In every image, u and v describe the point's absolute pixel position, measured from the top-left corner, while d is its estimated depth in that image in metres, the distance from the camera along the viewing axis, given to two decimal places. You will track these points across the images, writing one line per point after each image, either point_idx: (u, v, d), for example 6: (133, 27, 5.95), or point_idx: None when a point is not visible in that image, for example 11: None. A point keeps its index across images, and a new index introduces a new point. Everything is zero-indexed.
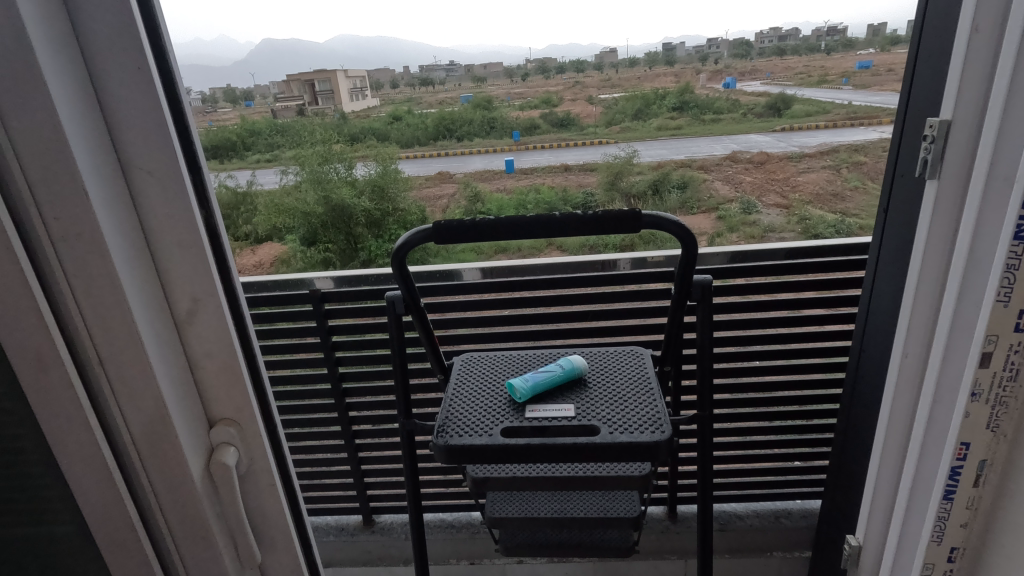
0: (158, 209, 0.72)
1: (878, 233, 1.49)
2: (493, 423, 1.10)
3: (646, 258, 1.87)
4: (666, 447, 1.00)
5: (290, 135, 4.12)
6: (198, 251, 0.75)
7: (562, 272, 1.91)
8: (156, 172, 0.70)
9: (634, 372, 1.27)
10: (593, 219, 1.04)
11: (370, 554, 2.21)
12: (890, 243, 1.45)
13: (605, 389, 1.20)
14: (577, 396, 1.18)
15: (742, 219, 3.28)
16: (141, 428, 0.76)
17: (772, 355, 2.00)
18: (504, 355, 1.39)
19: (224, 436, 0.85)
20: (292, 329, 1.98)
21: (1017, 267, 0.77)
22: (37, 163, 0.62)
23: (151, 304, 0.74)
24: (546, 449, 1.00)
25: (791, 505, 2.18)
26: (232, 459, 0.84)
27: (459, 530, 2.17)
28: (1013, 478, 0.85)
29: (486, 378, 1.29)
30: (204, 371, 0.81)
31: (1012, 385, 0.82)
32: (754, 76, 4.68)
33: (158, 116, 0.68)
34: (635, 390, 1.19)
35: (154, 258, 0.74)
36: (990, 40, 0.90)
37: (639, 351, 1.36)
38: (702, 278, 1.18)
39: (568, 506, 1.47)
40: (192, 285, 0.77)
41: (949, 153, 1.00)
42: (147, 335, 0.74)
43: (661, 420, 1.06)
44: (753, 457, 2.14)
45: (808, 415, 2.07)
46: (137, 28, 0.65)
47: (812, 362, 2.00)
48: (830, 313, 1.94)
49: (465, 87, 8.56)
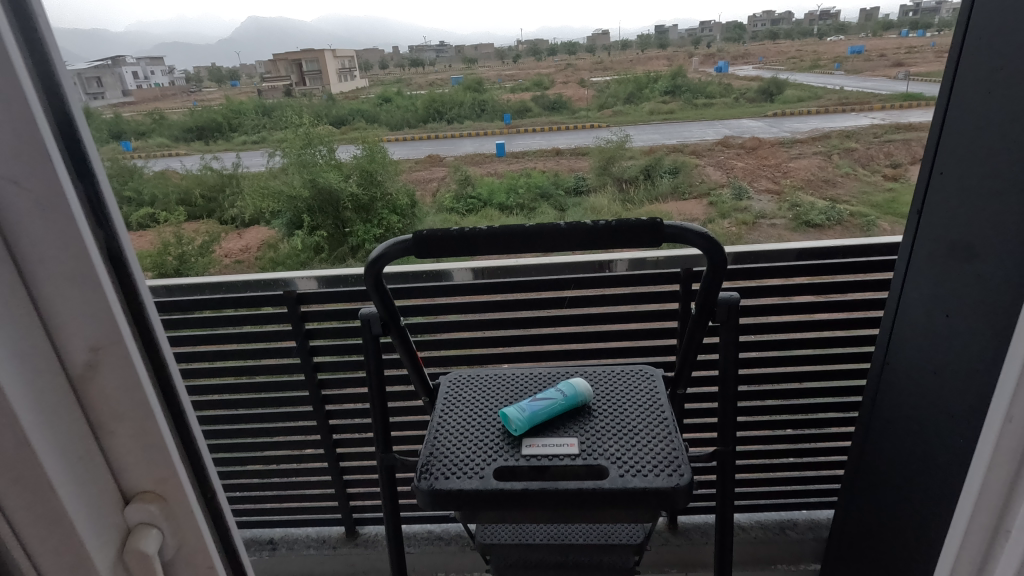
0: (17, 208, 0.52)
1: (909, 241, 1.35)
2: (485, 462, 1.05)
3: (643, 258, 1.82)
4: (682, 492, 0.96)
5: (275, 117, 4.02)
6: (83, 268, 0.56)
7: (558, 273, 1.87)
8: (30, 198, 0.52)
9: (644, 398, 1.23)
10: (606, 229, 0.96)
11: (353, 567, 2.11)
12: (926, 251, 1.30)
13: (608, 421, 1.15)
14: (578, 427, 1.14)
15: (734, 205, 3.15)
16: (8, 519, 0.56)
17: (781, 363, 1.94)
18: (497, 376, 1.35)
19: (143, 515, 0.64)
20: (268, 333, 1.87)
21: None
22: None
23: (24, 351, 0.54)
24: (549, 496, 0.96)
25: (796, 514, 2.17)
26: (153, 546, 0.64)
27: (447, 542, 2.17)
28: None
29: (485, 405, 1.24)
30: (111, 432, 0.61)
31: None
32: (745, 58, 4.53)
33: (28, 126, 0.50)
34: (641, 423, 1.14)
35: (38, 312, 0.55)
36: None
37: (646, 373, 1.32)
38: (730, 296, 1.09)
39: (567, 532, 1.46)
40: (87, 338, 0.57)
41: None
42: (26, 414, 0.54)
43: (677, 462, 1.02)
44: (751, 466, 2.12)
45: (808, 424, 2.04)
46: None
47: (816, 372, 1.95)
48: (836, 317, 1.88)
49: (455, 68, 8.46)
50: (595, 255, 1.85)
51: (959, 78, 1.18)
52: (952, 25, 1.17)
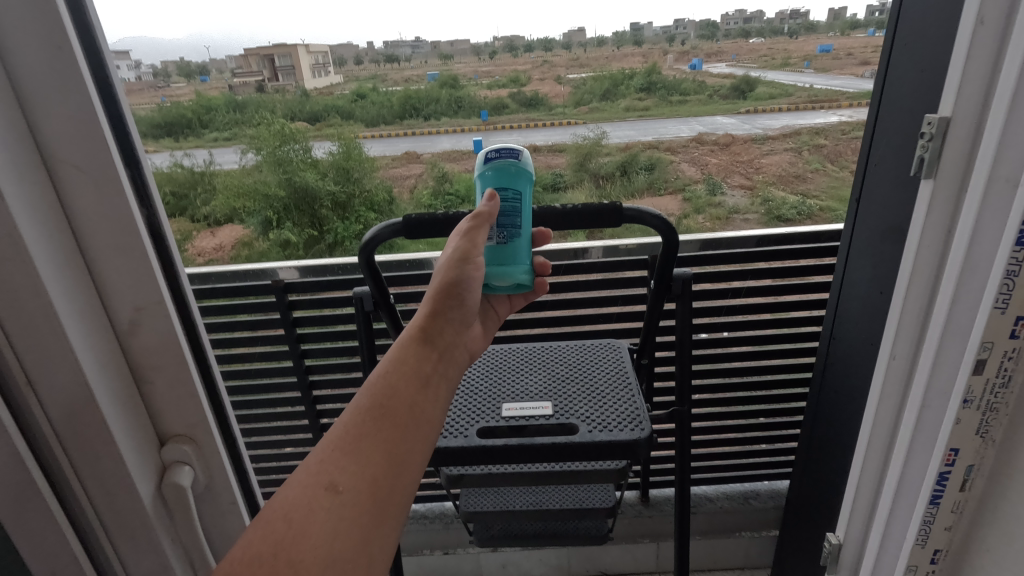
0: (90, 214, 0.86)
1: (850, 225, 1.32)
2: (470, 422, 1.05)
3: (617, 245, 1.56)
4: (645, 445, 0.97)
5: None
6: (137, 256, 0.90)
7: (594, 275, 1.60)
8: (48, 79, 0.77)
9: (610, 368, 1.18)
10: (571, 216, 1.03)
11: (415, 544, 1.94)
12: (865, 239, 1.28)
13: (581, 384, 1.14)
14: (555, 391, 1.12)
15: None
16: (59, 415, 0.86)
17: (749, 341, 1.93)
18: (509, 352, 1.28)
19: (176, 454, 1.03)
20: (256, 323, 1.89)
21: (1016, 274, 0.68)
22: (103, 242, 0.88)
23: (95, 318, 0.90)
24: (529, 449, 0.98)
25: (758, 485, 2.12)
26: (182, 478, 1.03)
27: (432, 521, 1.93)
28: (1002, 485, 0.77)
29: (490, 386, 1.17)
30: (154, 385, 1.00)
31: (1005, 392, 0.74)
32: None
33: (58, 40, 0.75)
34: (610, 383, 1.13)
35: (40, 150, 0.80)
36: (990, 44, 0.75)
37: (617, 343, 1.27)
38: (684, 273, 1.16)
39: (544, 497, 1.43)
40: (55, 248, 0.82)
41: (946, 155, 0.85)
42: (79, 328, 0.86)
43: (639, 416, 1.03)
44: (725, 439, 2.07)
45: (772, 398, 2.00)
46: (63, 28, 0.75)
47: (779, 352, 1.94)
48: (783, 299, 1.88)
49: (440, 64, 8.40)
50: (570, 241, 1.61)
51: (887, 87, 1.18)
52: (886, 35, 1.16)
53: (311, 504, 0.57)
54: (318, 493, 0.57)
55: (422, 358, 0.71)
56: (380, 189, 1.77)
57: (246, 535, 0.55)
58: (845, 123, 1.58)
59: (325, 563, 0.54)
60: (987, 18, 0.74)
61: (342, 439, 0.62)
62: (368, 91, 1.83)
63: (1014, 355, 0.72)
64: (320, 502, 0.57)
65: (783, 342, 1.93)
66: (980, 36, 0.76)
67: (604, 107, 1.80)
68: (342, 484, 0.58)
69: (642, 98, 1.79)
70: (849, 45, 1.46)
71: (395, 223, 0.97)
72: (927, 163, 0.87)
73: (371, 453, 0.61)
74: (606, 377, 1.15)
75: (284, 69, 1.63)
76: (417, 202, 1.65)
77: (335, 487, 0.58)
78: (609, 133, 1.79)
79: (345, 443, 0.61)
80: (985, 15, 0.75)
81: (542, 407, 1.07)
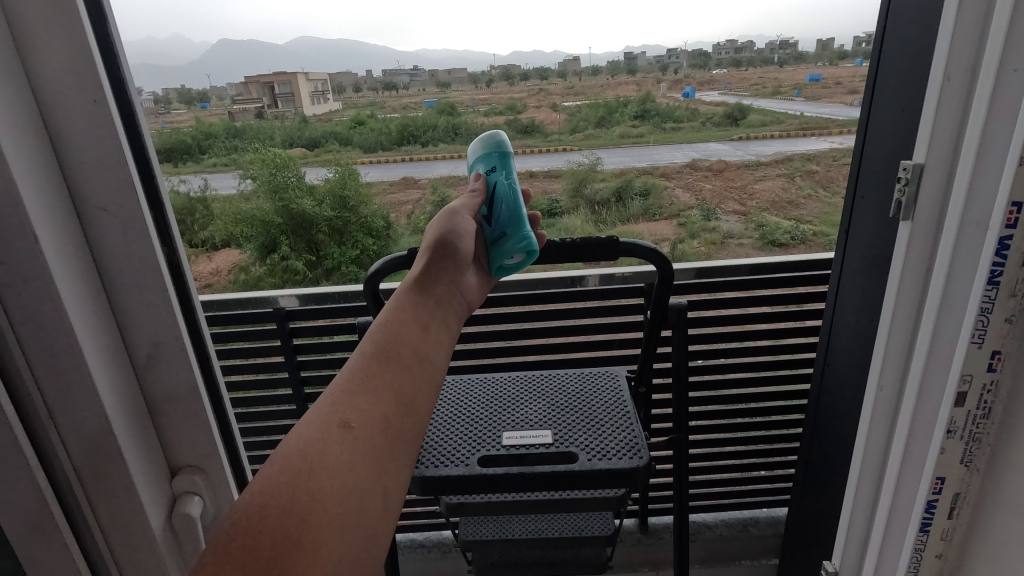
0: (115, 247, 0.88)
1: (840, 255, 1.33)
2: (470, 451, 1.05)
3: (614, 272, 1.57)
4: (644, 472, 0.97)
5: None
6: (159, 290, 0.93)
7: (592, 303, 1.61)
8: (85, 132, 0.81)
9: (609, 397, 1.17)
10: (572, 247, 1.05)
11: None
12: (854, 268, 1.29)
13: (580, 412, 1.13)
14: (555, 419, 1.12)
15: None
16: (80, 452, 0.88)
17: (746, 367, 1.93)
18: (508, 378, 1.28)
19: (188, 481, 1.07)
20: (257, 347, 1.92)
21: (990, 311, 0.70)
22: (131, 277, 0.91)
23: (116, 352, 0.92)
24: (528, 478, 0.97)
25: (759, 513, 2.09)
26: (193, 506, 1.06)
27: (430, 550, 1.90)
28: (988, 511, 0.78)
29: (488, 411, 1.16)
30: (166, 415, 1.01)
31: (986, 422, 0.75)
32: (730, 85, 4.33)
33: (95, 92, 0.80)
34: (609, 411, 1.12)
35: (72, 194, 0.83)
36: (959, 92, 0.77)
37: (615, 371, 1.26)
38: (680, 303, 1.16)
39: (542, 527, 1.41)
40: (78, 287, 0.84)
41: (922, 198, 0.86)
42: (99, 359, 0.88)
43: (638, 443, 1.02)
44: (725, 467, 2.05)
45: (771, 425, 1.99)
46: (96, 72, 0.79)
47: (775, 377, 1.94)
48: (783, 326, 1.87)
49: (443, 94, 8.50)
50: (567, 269, 1.62)
51: (872, 122, 1.20)
52: (869, 70, 1.20)
53: (324, 443, 0.56)
54: (329, 432, 0.57)
55: (426, 303, 0.72)
56: (377, 216, 1.76)
57: (261, 472, 0.54)
58: (835, 150, 1.63)
59: (344, 500, 0.54)
60: (954, 73, 0.77)
61: (351, 380, 0.61)
62: (366, 117, 1.78)
63: (993, 387, 0.73)
64: (332, 440, 0.56)
65: (778, 369, 1.94)
66: (947, 88, 0.78)
67: (600, 134, 1.82)
68: (355, 422, 0.58)
69: (638, 126, 1.82)
70: (838, 75, 1.50)
71: (397, 256, 0.97)
72: (905, 207, 0.88)
73: (380, 394, 0.60)
74: (604, 406, 1.14)
75: (283, 95, 1.65)
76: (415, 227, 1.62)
77: (348, 424, 0.57)
78: (604, 160, 1.81)
79: (355, 385, 0.60)
80: (952, 72, 0.77)
81: (542, 436, 1.06)
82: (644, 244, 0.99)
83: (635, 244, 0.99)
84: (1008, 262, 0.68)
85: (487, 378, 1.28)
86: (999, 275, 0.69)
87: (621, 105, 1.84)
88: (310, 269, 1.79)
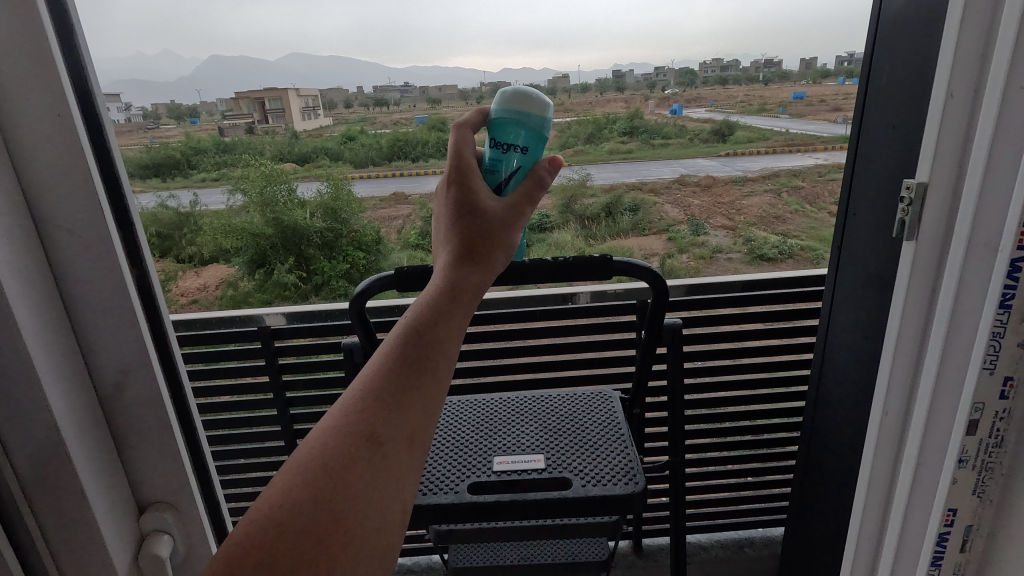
0: (78, 271, 0.84)
1: (834, 274, 1.34)
2: (461, 477, 1.03)
3: (606, 289, 1.57)
4: (640, 497, 0.96)
5: None
6: (128, 317, 0.90)
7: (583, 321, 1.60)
8: (50, 151, 0.78)
9: (603, 419, 1.16)
10: (564, 266, 1.03)
11: None
12: (847, 288, 1.30)
13: (574, 434, 1.12)
14: (548, 442, 1.10)
15: None
16: (33, 483, 0.81)
17: (737, 385, 1.94)
18: (500, 398, 1.26)
19: (155, 522, 1.00)
20: (242, 367, 1.88)
21: (1003, 335, 0.63)
22: (98, 304, 0.87)
23: (81, 384, 0.88)
24: (521, 506, 0.97)
25: (753, 532, 2.10)
26: (161, 548, 0.99)
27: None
28: (1002, 549, 0.70)
29: (480, 434, 1.15)
30: (133, 447, 0.96)
31: (1000, 452, 0.67)
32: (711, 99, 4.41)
33: (61, 110, 0.77)
34: (603, 434, 1.11)
35: (33, 216, 0.80)
36: (964, 108, 0.77)
37: (608, 392, 1.25)
38: (674, 322, 1.15)
39: (536, 551, 1.39)
40: (35, 308, 0.79)
41: (925, 219, 0.86)
42: (59, 391, 0.83)
43: (634, 468, 1.01)
44: (719, 486, 2.05)
45: (764, 443, 2.00)
46: (64, 93, 0.77)
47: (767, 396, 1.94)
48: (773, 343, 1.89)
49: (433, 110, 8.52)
50: (558, 286, 1.61)
51: (862, 143, 1.23)
52: (859, 90, 1.22)
53: (349, 461, 0.50)
54: (354, 446, 0.50)
55: (467, 281, 0.62)
56: (368, 230, 1.77)
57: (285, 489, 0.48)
58: (820, 167, 1.64)
59: (370, 521, 0.49)
60: (957, 89, 0.78)
61: (377, 385, 0.53)
62: (356, 132, 1.75)
63: (1007, 415, 0.66)
64: (358, 457, 0.50)
65: (770, 386, 1.95)
66: (953, 115, 0.79)
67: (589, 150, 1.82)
68: (381, 437, 0.51)
69: (626, 141, 1.83)
70: (822, 92, 1.55)
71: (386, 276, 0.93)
72: (909, 226, 0.89)
73: (409, 403, 0.53)
74: (599, 428, 1.13)
75: (274, 111, 1.61)
76: (406, 242, 1.57)
77: (375, 438, 0.51)
78: (594, 176, 1.75)
79: (383, 393, 0.53)
80: (956, 89, 0.78)
81: (536, 461, 1.04)
82: (638, 261, 0.99)
83: (628, 261, 0.99)
84: (1021, 283, 0.61)
85: (479, 399, 1.26)
86: (1011, 298, 0.62)
87: (609, 122, 1.85)
88: (303, 282, 1.78)
